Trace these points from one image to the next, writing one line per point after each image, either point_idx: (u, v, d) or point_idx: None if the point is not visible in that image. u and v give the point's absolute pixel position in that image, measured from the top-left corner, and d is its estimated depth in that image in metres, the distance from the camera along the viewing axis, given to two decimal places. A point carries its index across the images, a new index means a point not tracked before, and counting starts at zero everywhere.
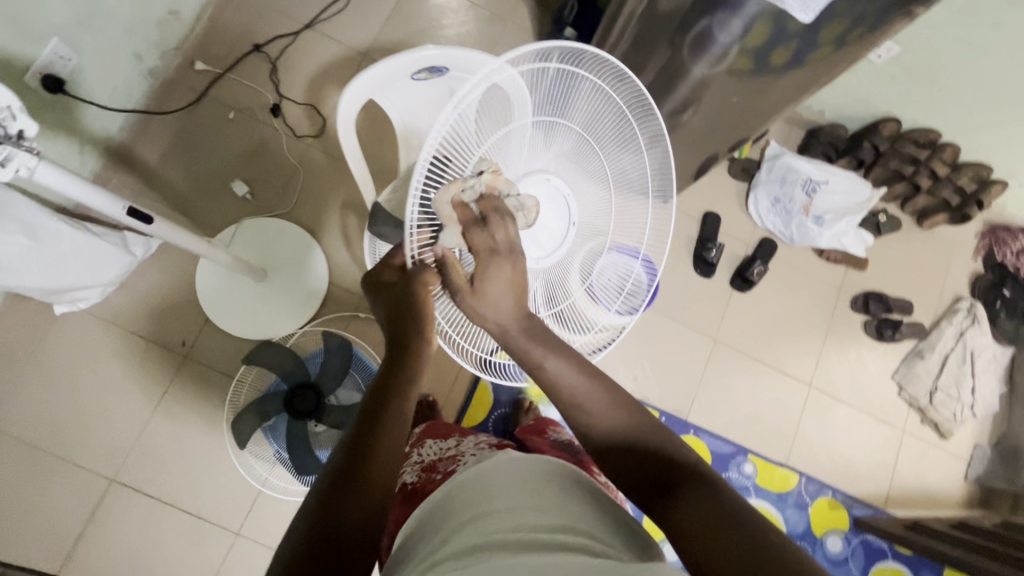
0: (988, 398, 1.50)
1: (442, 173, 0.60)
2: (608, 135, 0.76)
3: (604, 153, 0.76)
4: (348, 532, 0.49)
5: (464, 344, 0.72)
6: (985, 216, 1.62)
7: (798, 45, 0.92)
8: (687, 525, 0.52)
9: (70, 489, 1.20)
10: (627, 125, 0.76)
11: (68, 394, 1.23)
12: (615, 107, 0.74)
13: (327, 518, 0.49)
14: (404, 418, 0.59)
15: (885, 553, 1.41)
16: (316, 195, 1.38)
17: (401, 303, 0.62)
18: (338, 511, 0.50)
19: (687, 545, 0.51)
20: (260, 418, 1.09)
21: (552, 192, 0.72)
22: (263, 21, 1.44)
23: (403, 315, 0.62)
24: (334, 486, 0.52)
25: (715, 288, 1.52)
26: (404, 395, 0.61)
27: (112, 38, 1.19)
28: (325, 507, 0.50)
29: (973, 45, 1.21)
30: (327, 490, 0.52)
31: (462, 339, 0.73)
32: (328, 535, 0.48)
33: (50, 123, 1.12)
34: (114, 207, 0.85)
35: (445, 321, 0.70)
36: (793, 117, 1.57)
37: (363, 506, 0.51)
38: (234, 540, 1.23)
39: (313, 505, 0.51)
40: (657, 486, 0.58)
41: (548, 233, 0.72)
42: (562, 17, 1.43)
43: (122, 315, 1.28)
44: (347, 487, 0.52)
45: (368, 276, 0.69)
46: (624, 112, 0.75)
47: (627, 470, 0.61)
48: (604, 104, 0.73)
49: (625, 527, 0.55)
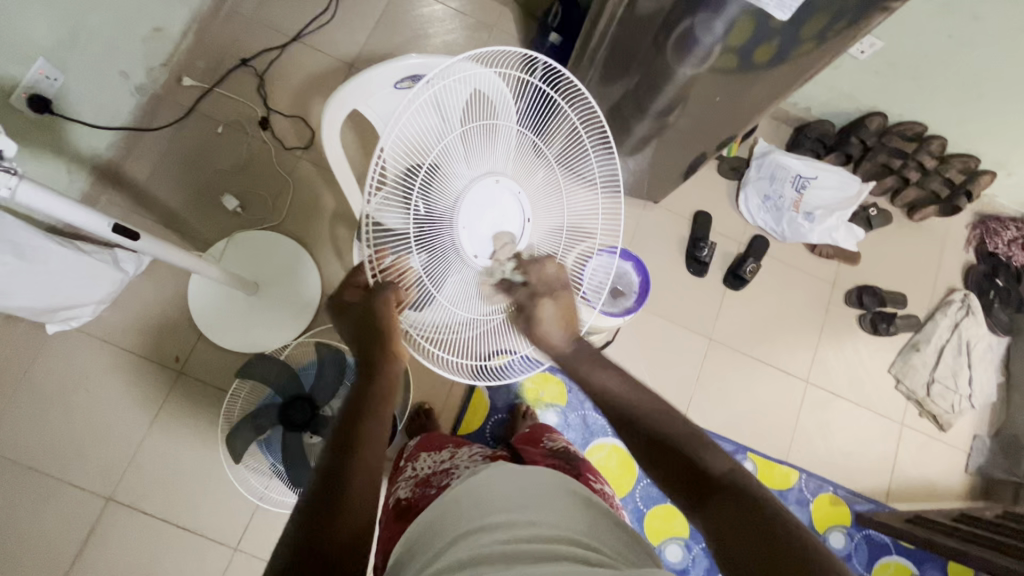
0: (986, 388, 1.50)
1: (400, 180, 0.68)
2: (567, 143, 0.79)
3: (568, 158, 0.79)
4: (339, 535, 0.53)
5: (438, 352, 0.75)
6: (975, 207, 1.62)
7: (780, 42, 0.93)
8: (723, 528, 0.55)
9: (66, 509, 1.19)
10: (578, 139, 0.79)
11: (62, 413, 1.23)
12: (568, 120, 0.78)
13: (315, 528, 0.53)
14: (381, 429, 0.65)
15: (888, 548, 1.40)
16: (307, 207, 1.38)
17: (367, 325, 0.70)
18: (328, 517, 0.54)
19: (722, 537, 0.55)
20: (254, 431, 1.10)
21: (504, 192, 0.74)
22: (249, 35, 1.45)
23: (367, 334, 0.71)
24: (320, 499, 0.55)
25: (708, 287, 1.52)
26: (380, 411, 0.67)
27: (98, 56, 1.20)
28: (312, 517, 0.54)
29: (955, 37, 1.22)
30: (315, 502, 0.55)
31: (435, 345, 0.76)
32: (318, 541, 0.52)
33: (38, 143, 1.13)
34: (101, 224, 0.85)
35: (414, 330, 0.75)
36: (780, 114, 1.58)
37: (351, 512, 0.55)
38: (232, 556, 1.22)
39: (303, 517, 0.54)
40: (690, 485, 0.62)
41: (501, 231, 0.74)
42: (547, 22, 1.44)
43: (114, 332, 1.28)
44: (331, 499, 0.55)
45: (333, 299, 0.77)
46: (576, 127, 0.78)
47: (663, 468, 0.65)
48: (558, 120, 0.78)
49: (624, 533, 0.55)
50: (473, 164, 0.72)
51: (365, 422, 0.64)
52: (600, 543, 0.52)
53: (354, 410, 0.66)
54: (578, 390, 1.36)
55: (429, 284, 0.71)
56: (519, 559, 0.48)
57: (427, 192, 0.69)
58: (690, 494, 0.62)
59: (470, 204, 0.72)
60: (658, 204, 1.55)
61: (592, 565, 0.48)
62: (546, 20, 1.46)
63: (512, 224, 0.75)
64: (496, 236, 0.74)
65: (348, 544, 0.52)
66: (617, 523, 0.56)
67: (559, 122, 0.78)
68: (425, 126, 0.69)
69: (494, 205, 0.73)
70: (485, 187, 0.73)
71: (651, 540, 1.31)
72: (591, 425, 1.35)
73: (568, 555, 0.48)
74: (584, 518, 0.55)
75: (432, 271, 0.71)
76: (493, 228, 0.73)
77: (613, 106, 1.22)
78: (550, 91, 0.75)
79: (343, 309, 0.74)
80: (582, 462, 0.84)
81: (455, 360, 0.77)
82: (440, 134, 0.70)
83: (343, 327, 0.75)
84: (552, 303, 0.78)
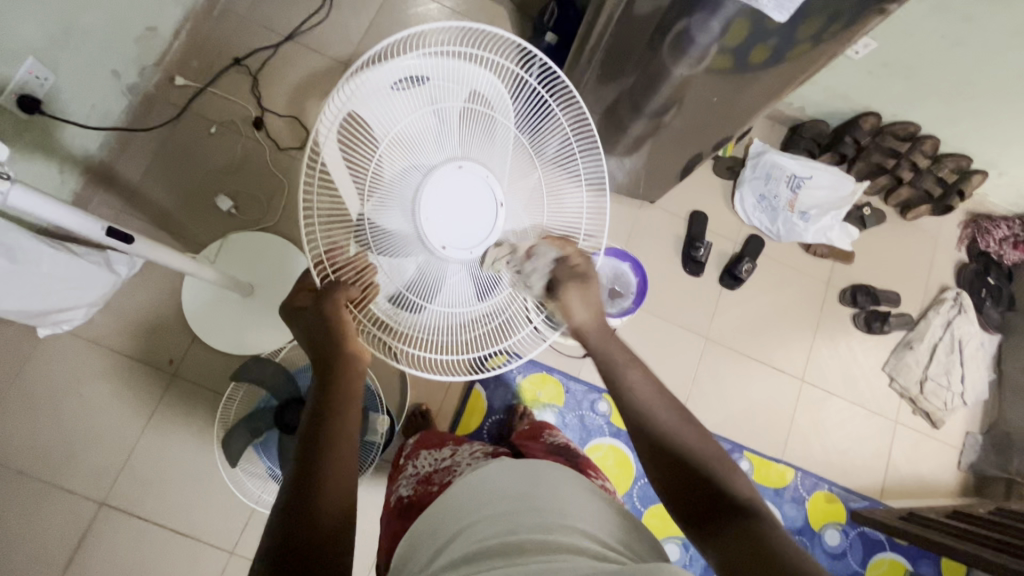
0: (977, 386, 1.52)
1: (367, 155, 0.70)
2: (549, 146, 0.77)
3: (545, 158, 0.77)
4: (310, 544, 0.52)
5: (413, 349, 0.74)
6: (966, 206, 1.64)
7: (777, 43, 0.93)
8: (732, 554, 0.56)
9: (59, 514, 1.18)
10: (568, 147, 0.77)
11: (55, 417, 1.21)
12: (553, 117, 0.76)
13: (292, 532, 0.53)
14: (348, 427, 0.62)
15: (883, 544, 1.41)
16: (302, 206, 1.38)
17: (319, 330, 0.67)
18: (296, 525, 0.53)
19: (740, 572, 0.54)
20: (251, 435, 1.08)
21: (475, 183, 0.75)
22: (242, 34, 1.44)
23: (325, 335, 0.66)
24: (295, 503, 0.55)
25: (704, 286, 1.53)
26: (341, 415, 0.62)
27: (89, 56, 1.18)
28: (288, 524, 0.53)
29: (948, 39, 1.23)
30: (286, 511, 0.54)
31: (407, 344, 0.74)
32: (289, 551, 0.51)
33: (28, 143, 1.11)
34: (93, 227, 0.84)
35: (374, 324, 0.72)
36: (775, 114, 1.59)
37: (324, 518, 0.54)
38: (228, 559, 1.21)
39: (275, 527, 0.54)
40: (711, 512, 0.61)
41: (471, 224, 0.75)
42: (544, 22, 1.43)
43: (108, 335, 1.26)
44: (305, 503, 0.55)
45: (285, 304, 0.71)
46: (564, 125, 0.76)
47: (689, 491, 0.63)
48: (547, 119, 0.76)
49: (626, 522, 0.55)
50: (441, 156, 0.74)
51: (325, 430, 0.60)
52: (602, 532, 0.52)
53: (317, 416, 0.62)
54: (575, 390, 1.36)
55: (388, 271, 0.73)
56: (520, 551, 0.48)
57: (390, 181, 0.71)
58: (702, 517, 0.62)
59: (433, 194, 0.73)
60: (654, 204, 1.55)
61: (596, 557, 0.48)
62: (541, 20, 1.45)
63: (479, 216, 0.75)
64: (465, 229, 0.74)
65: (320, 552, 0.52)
66: (618, 512, 0.56)
67: (547, 121, 0.76)
68: (398, 113, 0.71)
69: (462, 196, 0.74)
70: (449, 176, 0.74)
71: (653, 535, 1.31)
72: (588, 425, 1.35)
73: (569, 545, 0.48)
74: (586, 507, 0.54)
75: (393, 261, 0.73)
76: (457, 220, 0.74)
77: (610, 106, 1.22)
78: (541, 90, 0.75)
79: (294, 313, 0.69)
80: (581, 458, 0.83)
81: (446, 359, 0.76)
82: (409, 117, 0.71)
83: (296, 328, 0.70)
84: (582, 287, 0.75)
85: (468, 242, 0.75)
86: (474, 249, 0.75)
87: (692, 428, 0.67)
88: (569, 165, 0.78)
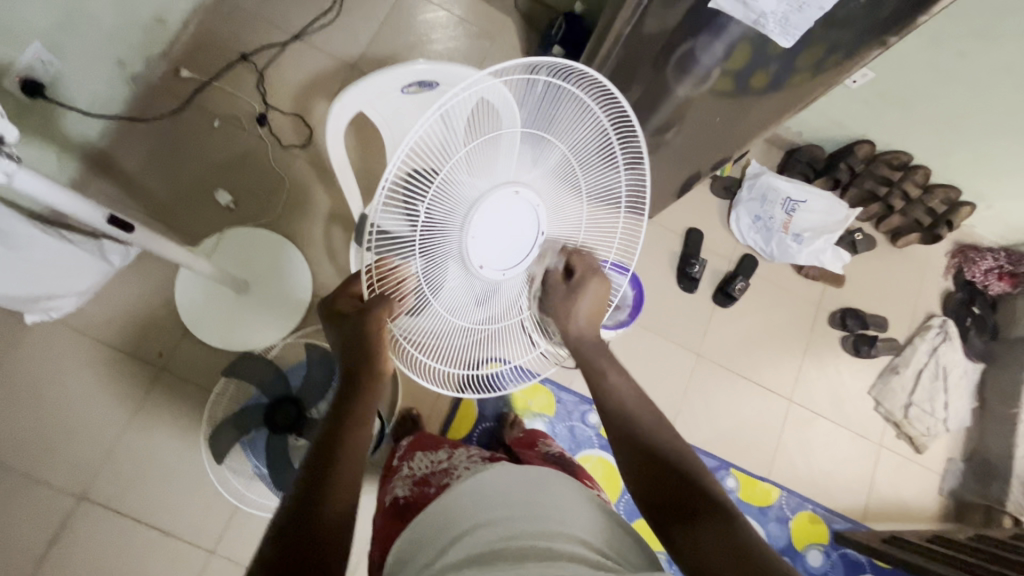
0: (960, 412, 1.54)
1: (419, 175, 0.64)
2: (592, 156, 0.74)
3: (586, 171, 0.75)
4: (314, 538, 0.53)
5: (424, 359, 0.74)
6: (954, 236, 1.67)
7: (777, 69, 0.96)
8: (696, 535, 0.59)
9: (36, 507, 1.15)
10: (606, 140, 0.74)
11: (36, 406, 1.19)
12: (596, 121, 0.73)
13: (294, 528, 0.54)
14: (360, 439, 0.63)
15: (864, 567, 1.42)
16: (303, 204, 1.37)
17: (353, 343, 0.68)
18: (298, 522, 0.54)
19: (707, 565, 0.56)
20: (238, 431, 1.09)
21: (524, 206, 0.69)
22: (250, 30, 1.44)
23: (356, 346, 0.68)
24: (301, 500, 0.57)
25: (697, 303, 1.54)
26: (358, 429, 0.64)
27: (95, 43, 1.18)
28: (291, 522, 0.55)
29: (941, 73, 1.26)
30: (297, 504, 0.56)
31: (421, 352, 0.74)
32: (292, 543, 0.53)
33: (29, 127, 1.10)
34: (95, 214, 0.83)
35: (401, 334, 0.71)
36: (772, 138, 1.62)
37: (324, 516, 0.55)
38: (207, 559, 1.19)
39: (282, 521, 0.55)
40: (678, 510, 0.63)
41: (516, 246, 0.70)
42: (550, 36, 1.45)
43: (96, 325, 1.24)
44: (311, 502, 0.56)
45: (325, 302, 0.75)
46: (604, 124, 0.73)
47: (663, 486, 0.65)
48: (584, 118, 0.72)
49: (623, 531, 0.55)
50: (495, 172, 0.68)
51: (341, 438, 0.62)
52: (597, 539, 0.52)
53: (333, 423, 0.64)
54: (566, 401, 1.36)
55: (424, 290, 0.68)
56: (521, 558, 0.47)
57: (439, 199, 0.64)
58: (668, 512, 0.63)
59: (481, 220, 0.67)
60: (652, 220, 1.57)
61: (593, 566, 0.48)
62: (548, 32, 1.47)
63: (525, 241, 0.70)
64: (507, 248, 0.69)
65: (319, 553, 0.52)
66: (617, 522, 0.56)
67: (585, 130, 0.73)
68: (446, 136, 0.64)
69: (508, 219, 0.68)
70: (501, 201, 0.67)
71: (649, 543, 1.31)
72: (578, 436, 1.35)
73: (568, 555, 0.48)
74: (583, 515, 0.54)
75: (429, 278, 0.67)
76: (502, 243, 0.68)
77: None
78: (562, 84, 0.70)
79: (335, 316, 0.72)
80: (576, 467, 0.84)
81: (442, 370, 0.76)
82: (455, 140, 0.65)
83: (334, 337, 0.73)
84: (596, 287, 0.77)
85: (507, 260, 0.70)
86: (509, 270, 0.71)
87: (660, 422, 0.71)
88: (616, 171, 0.76)
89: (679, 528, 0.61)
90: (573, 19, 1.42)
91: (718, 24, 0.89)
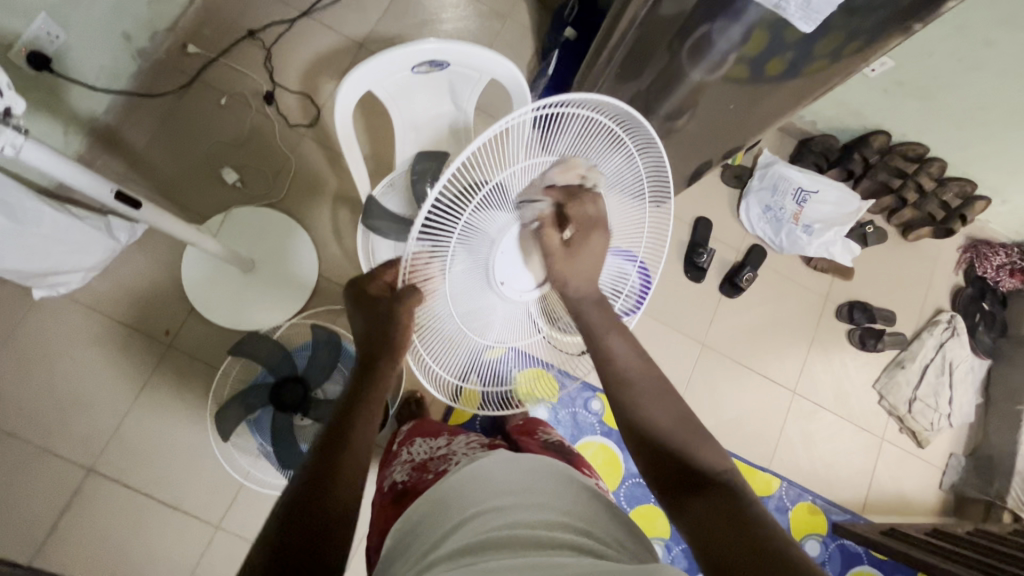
0: (965, 408, 1.54)
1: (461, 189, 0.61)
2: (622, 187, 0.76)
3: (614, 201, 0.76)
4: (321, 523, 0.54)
5: (437, 365, 0.76)
6: (967, 231, 1.65)
7: (794, 56, 0.93)
8: (703, 518, 0.58)
9: (45, 479, 1.17)
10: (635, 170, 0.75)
11: (45, 381, 1.20)
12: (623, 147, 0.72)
13: (303, 513, 0.54)
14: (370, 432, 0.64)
15: (861, 557, 1.43)
16: (309, 185, 1.36)
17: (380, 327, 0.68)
18: (305, 508, 0.54)
19: (708, 533, 0.57)
20: (244, 411, 1.08)
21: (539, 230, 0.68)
22: (258, 6, 1.42)
23: (376, 335, 0.68)
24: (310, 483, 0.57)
25: (703, 292, 1.54)
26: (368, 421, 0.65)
27: (102, 16, 1.16)
28: (300, 505, 0.55)
29: (963, 63, 1.23)
30: (304, 486, 0.56)
31: (434, 360, 0.76)
32: (299, 527, 0.53)
33: (35, 101, 1.10)
34: (102, 190, 0.83)
35: (424, 316, 0.72)
36: (786, 127, 1.59)
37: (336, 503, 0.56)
38: (213, 534, 1.20)
39: (288, 505, 0.55)
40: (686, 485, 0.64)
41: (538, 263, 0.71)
42: (562, 17, 1.42)
43: (103, 301, 1.25)
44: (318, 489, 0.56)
45: (353, 287, 0.71)
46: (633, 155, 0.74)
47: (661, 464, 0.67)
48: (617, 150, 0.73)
49: (624, 524, 0.54)
50: (526, 193, 0.66)
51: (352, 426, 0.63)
52: (598, 531, 0.51)
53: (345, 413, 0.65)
54: (569, 387, 1.36)
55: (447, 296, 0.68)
56: (521, 546, 0.47)
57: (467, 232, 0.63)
58: (675, 485, 0.65)
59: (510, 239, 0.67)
60: None
61: (589, 552, 0.47)
62: (561, 14, 1.44)
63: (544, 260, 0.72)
64: (529, 269, 0.70)
65: (326, 537, 0.53)
66: (617, 514, 0.55)
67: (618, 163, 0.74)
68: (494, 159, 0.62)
69: (538, 241, 0.70)
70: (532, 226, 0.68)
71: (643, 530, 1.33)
72: (580, 422, 1.36)
73: (566, 544, 0.47)
74: (584, 507, 0.54)
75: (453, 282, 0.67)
76: (526, 265, 0.70)
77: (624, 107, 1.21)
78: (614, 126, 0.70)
79: (364, 301, 0.69)
80: (576, 455, 0.84)
81: (447, 372, 0.78)
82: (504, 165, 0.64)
83: (359, 318, 0.71)
84: (595, 242, 0.70)
85: (526, 282, 0.72)
86: (526, 292, 0.73)
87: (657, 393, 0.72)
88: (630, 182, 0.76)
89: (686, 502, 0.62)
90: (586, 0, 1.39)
91: (736, 8, 0.87)
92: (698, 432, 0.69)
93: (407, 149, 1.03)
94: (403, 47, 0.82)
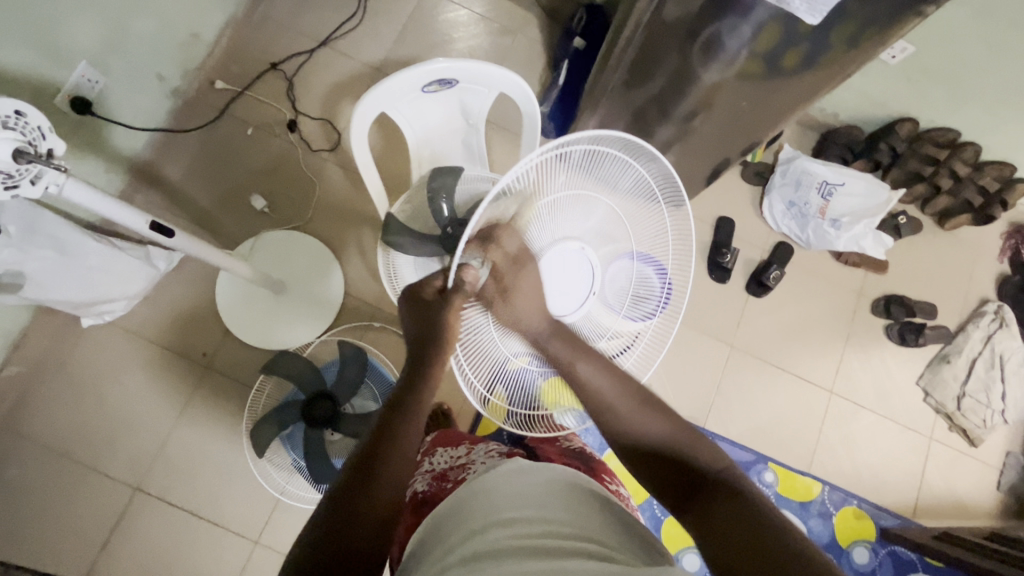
0: (1020, 404, 1.45)
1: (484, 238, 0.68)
2: (640, 215, 0.80)
3: (631, 224, 0.80)
4: (361, 517, 0.55)
5: (469, 375, 0.78)
6: (1010, 216, 1.58)
7: (809, 47, 0.91)
8: (713, 527, 0.60)
9: (96, 498, 1.23)
10: (651, 196, 0.79)
11: (94, 405, 1.27)
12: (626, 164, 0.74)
13: (347, 507, 0.56)
14: (414, 429, 0.66)
15: (915, 565, 1.35)
16: (332, 207, 1.41)
17: (430, 330, 0.73)
18: (349, 502, 0.56)
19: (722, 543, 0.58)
20: (278, 427, 1.11)
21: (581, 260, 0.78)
22: (280, 39, 1.49)
23: (429, 337, 0.73)
24: (355, 476, 0.59)
25: (729, 293, 1.51)
26: (413, 418, 0.67)
27: (137, 60, 1.24)
28: (344, 497, 0.57)
29: (992, 43, 1.18)
30: (351, 479, 0.59)
31: (468, 367, 0.79)
32: (342, 521, 0.55)
33: (79, 142, 1.17)
34: (138, 221, 0.88)
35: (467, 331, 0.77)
36: (806, 120, 1.56)
37: (375, 501, 0.57)
38: (253, 549, 1.24)
39: (333, 497, 0.57)
40: (690, 492, 0.65)
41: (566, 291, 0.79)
42: (570, 27, 1.44)
43: (146, 326, 1.31)
44: (362, 483, 0.58)
45: (409, 289, 0.78)
46: (652, 188, 0.78)
47: (666, 476, 0.67)
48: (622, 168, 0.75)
49: (635, 534, 0.54)
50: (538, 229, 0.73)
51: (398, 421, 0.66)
52: (615, 543, 0.51)
53: (392, 411, 0.67)
54: None
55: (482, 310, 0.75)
56: (531, 552, 0.47)
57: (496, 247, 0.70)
58: (682, 497, 0.65)
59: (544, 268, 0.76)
60: None
61: (601, 559, 0.47)
62: (569, 25, 1.46)
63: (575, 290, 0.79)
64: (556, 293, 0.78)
65: (366, 540, 0.54)
66: (626, 525, 0.55)
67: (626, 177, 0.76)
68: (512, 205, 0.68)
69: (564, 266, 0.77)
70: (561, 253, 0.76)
71: (668, 547, 1.30)
72: None
73: (579, 550, 0.48)
74: (597, 518, 0.54)
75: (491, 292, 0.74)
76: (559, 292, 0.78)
77: (637, 112, 1.21)
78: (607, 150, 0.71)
79: (418, 304, 0.75)
80: (597, 462, 0.84)
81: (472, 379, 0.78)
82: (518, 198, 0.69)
83: (409, 320, 0.77)
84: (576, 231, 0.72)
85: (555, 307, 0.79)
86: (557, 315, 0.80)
87: (641, 402, 0.71)
88: (649, 210, 0.80)
89: (691, 511, 0.63)
90: (594, 10, 1.41)
91: (744, 5, 0.86)
92: (689, 431, 0.69)
93: (423, 167, 1.05)
94: (412, 69, 0.85)
